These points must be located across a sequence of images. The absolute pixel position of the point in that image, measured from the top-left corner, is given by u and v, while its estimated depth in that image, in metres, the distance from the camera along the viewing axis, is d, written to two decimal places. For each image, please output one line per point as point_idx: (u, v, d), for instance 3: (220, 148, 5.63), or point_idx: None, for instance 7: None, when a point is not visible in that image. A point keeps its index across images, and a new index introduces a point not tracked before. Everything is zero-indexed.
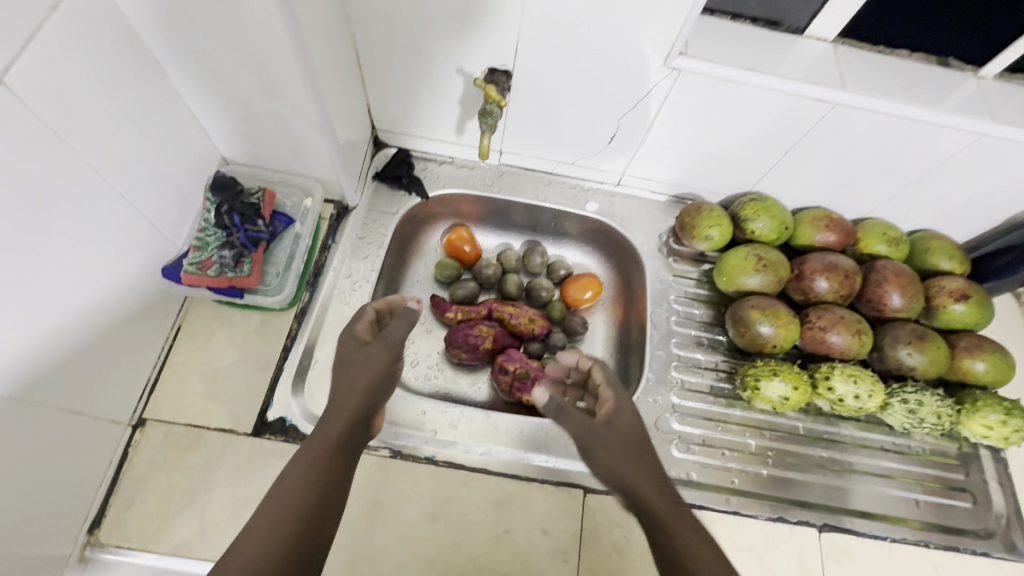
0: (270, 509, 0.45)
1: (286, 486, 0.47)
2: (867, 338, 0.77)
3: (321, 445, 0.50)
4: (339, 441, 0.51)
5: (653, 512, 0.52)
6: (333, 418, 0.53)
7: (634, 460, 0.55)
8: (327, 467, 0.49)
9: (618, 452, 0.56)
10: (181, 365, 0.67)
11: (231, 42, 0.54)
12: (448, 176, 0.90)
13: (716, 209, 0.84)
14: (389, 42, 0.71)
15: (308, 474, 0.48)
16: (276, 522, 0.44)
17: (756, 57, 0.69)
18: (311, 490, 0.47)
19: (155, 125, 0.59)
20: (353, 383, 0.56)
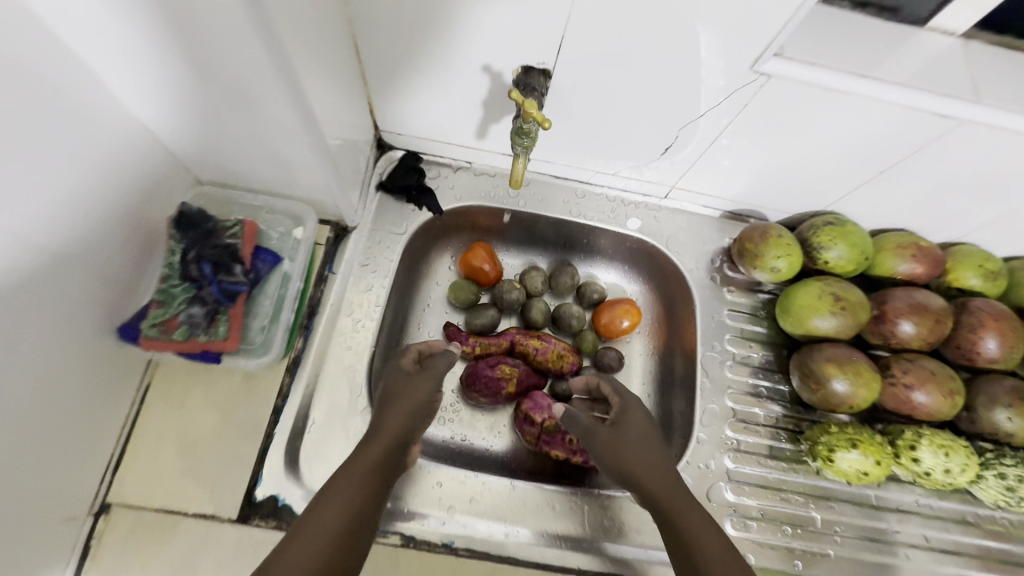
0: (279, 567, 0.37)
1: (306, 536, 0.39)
2: (959, 398, 0.65)
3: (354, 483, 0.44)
4: (372, 482, 0.45)
5: (659, 495, 0.51)
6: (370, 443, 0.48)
7: (654, 459, 0.54)
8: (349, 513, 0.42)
9: (637, 449, 0.55)
10: (151, 435, 0.56)
11: (184, 47, 0.40)
12: (465, 186, 0.76)
13: (785, 235, 0.70)
14: (396, 31, 0.55)
15: (342, 504, 0.42)
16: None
17: (867, 59, 0.53)
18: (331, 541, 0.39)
19: (92, 152, 0.46)
20: (398, 408, 0.51)
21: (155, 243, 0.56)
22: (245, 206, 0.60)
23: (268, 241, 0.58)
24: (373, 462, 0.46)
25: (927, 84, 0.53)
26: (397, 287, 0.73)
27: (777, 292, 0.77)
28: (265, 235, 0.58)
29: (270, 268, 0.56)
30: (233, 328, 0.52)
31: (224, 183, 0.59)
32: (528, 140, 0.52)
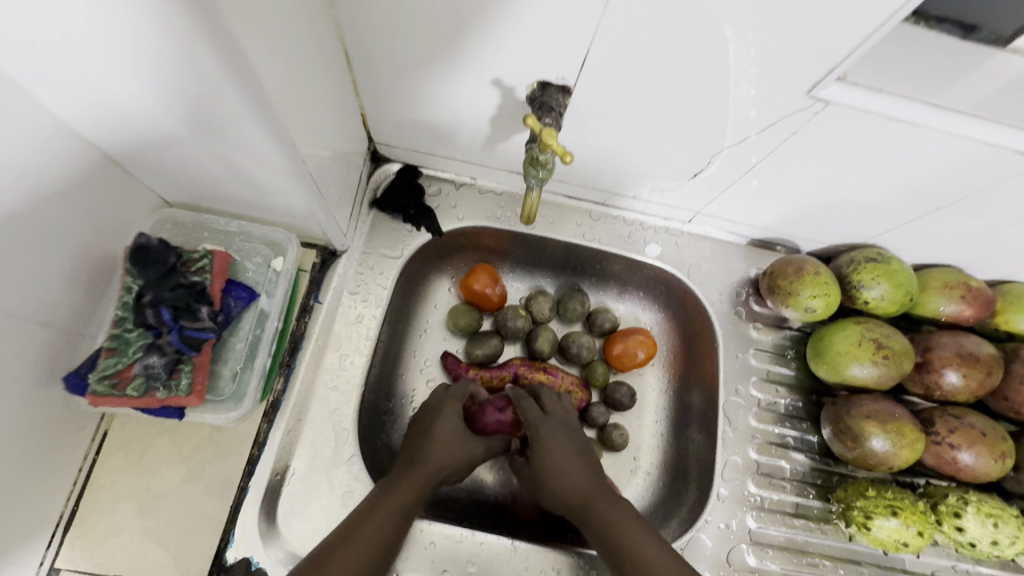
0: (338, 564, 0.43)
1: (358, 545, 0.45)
2: (1009, 460, 0.59)
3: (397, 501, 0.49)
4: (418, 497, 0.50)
5: (582, 512, 0.52)
6: (401, 484, 0.50)
7: (575, 466, 0.54)
8: (390, 523, 0.48)
9: (556, 458, 0.54)
10: (110, 491, 0.50)
11: (135, 62, 0.33)
12: (468, 205, 0.69)
13: (822, 271, 0.64)
14: (394, 37, 0.48)
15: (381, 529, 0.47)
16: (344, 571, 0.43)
17: (936, 84, 0.46)
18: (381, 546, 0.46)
19: (34, 179, 0.38)
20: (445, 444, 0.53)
21: (109, 276, 0.49)
22: (218, 232, 0.54)
23: (243, 276, 0.52)
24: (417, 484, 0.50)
25: (1003, 117, 0.46)
26: (390, 310, 0.65)
27: (806, 330, 0.70)
28: (240, 267, 0.52)
29: (244, 306, 0.49)
30: (198, 381, 0.45)
31: (193, 207, 0.53)
32: (543, 171, 0.46)
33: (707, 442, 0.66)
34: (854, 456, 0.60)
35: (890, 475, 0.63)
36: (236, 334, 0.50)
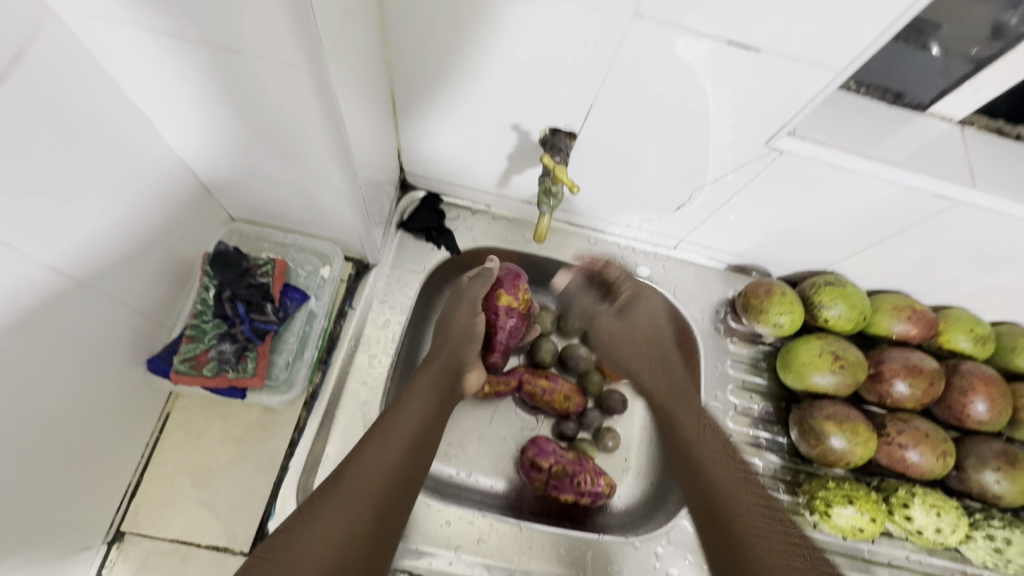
0: (351, 477, 0.50)
1: (376, 458, 0.52)
2: (950, 459, 0.68)
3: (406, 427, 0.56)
4: (420, 424, 0.58)
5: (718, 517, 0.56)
6: (394, 425, 0.56)
7: (706, 437, 0.64)
8: (394, 471, 0.53)
9: (674, 412, 0.67)
10: (169, 466, 0.57)
11: (247, 107, 0.44)
12: (482, 228, 0.78)
13: (788, 292, 0.74)
14: (434, 87, 0.59)
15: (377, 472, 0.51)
16: (364, 480, 0.50)
17: (871, 139, 0.58)
18: (395, 459, 0.53)
19: (148, 193, 0.49)
20: (414, 404, 0.59)
21: (190, 275, 0.58)
22: (276, 243, 0.63)
23: (296, 279, 0.60)
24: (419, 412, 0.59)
25: (924, 166, 0.57)
26: (412, 320, 0.73)
27: (777, 345, 0.79)
28: (293, 272, 0.61)
29: (298, 305, 0.58)
30: (261, 365, 0.53)
31: (256, 219, 0.62)
32: (554, 200, 0.55)
33: None
34: (819, 451, 0.68)
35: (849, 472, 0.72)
36: (290, 330, 0.58)
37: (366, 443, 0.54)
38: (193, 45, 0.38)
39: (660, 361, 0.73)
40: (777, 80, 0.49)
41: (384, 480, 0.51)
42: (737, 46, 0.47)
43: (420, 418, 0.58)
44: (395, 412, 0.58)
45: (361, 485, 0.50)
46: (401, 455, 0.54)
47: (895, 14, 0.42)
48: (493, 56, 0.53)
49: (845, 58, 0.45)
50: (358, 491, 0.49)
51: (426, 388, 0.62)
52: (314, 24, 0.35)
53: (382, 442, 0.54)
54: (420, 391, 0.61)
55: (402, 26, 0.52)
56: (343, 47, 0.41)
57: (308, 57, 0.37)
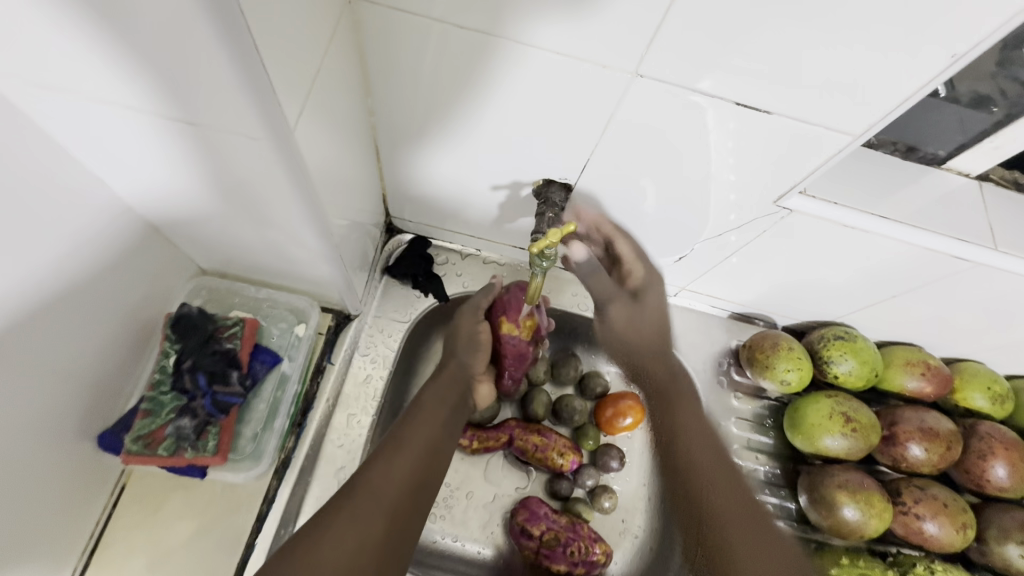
0: (370, 487, 0.46)
1: (391, 465, 0.48)
2: (971, 531, 0.63)
3: (418, 439, 0.52)
4: (436, 436, 0.54)
5: None
6: (408, 435, 0.51)
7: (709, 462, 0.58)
8: (407, 485, 0.48)
9: (680, 423, 0.62)
10: (122, 545, 0.52)
11: (208, 172, 0.40)
12: (473, 273, 0.73)
13: (795, 346, 0.70)
14: (420, 137, 0.55)
15: (390, 482, 0.47)
16: (377, 492, 0.46)
17: (884, 196, 0.54)
18: (411, 469, 0.49)
19: (102, 259, 0.45)
20: (430, 413, 0.55)
21: (150, 337, 0.55)
22: (248, 298, 0.60)
23: (268, 339, 0.59)
24: (432, 425, 0.54)
25: (938, 226, 0.54)
26: (397, 366, 0.68)
27: (783, 400, 0.75)
28: (266, 332, 0.59)
29: (268, 369, 0.56)
30: (222, 442, 0.52)
31: (226, 273, 0.59)
32: (547, 261, 0.51)
33: None
34: (829, 521, 0.64)
35: (865, 544, 0.67)
36: (259, 396, 0.56)
37: (381, 453, 0.49)
38: (145, 115, 0.35)
39: (661, 329, 0.66)
40: (784, 141, 0.46)
41: (401, 489, 0.47)
42: (745, 107, 0.44)
43: (434, 430, 0.54)
44: (411, 422, 0.53)
45: (374, 497, 0.45)
46: (415, 465, 0.49)
47: (911, 81, 0.39)
48: (480, 110, 0.50)
49: (861, 124, 0.43)
50: (375, 505, 0.45)
51: (432, 401, 0.57)
52: (273, 94, 0.32)
53: (396, 451, 0.49)
54: (428, 403, 0.56)
55: (385, 76, 0.48)
56: (313, 108, 0.38)
57: (270, 127, 0.34)
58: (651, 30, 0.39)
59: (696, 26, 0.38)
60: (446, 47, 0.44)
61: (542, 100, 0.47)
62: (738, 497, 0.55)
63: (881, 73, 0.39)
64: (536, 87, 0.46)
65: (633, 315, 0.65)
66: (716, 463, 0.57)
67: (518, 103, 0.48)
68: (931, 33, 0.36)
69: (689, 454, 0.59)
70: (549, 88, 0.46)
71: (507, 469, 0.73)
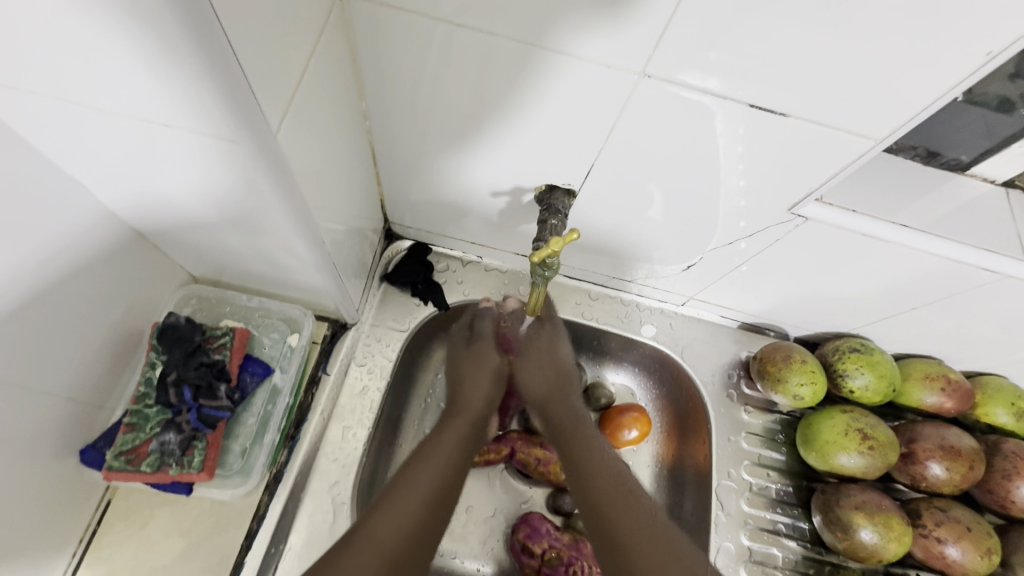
0: (371, 536, 0.44)
1: (396, 510, 0.47)
2: (996, 556, 0.60)
3: (429, 480, 0.50)
4: (444, 478, 0.51)
5: None
6: (415, 480, 0.49)
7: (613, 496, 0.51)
8: (412, 532, 0.46)
9: (583, 463, 0.55)
10: (105, 564, 0.50)
11: (190, 177, 0.38)
12: (474, 281, 0.71)
13: (808, 359, 0.67)
14: (417, 143, 0.54)
15: (395, 527, 0.46)
16: (377, 540, 0.44)
17: (903, 204, 0.52)
18: (416, 515, 0.47)
19: (84, 269, 0.44)
20: (434, 456, 0.53)
21: (137, 349, 0.53)
22: (239, 306, 0.59)
23: (260, 350, 0.57)
24: (442, 465, 0.52)
25: (960, 235, 0.51)
26: (395, 377, 0.65)
27: (795, 415, 0.72)
28: (257, 342, 0.57)
29: (258, 381, 0.55)
30: (209, 459, 0.50)
31: (217, 281, 0.58)
32: (549, 271, 0.49)
33: (701, 526, 0.67)
34: (844, 542, 0.61)
35: (881, 568, 0.65)
36: (248, 410, 0.55)
37: (385, 495, 0.48)
38: (118, 117, 0.33)
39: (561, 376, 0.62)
40: (797, 144, 0.44)
41: (402, 537, 0.45)
42: (759, 110, 0.42)
43: (445, 473, 0.52)
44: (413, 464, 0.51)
45: (374, 546, 0.44)
46: (419, 510, 0.48)
47: (936, 81, 0.36)
48: (478, 113, 0.48)
49: (884, 129, 0.40)
50: (376, 556, 0.43)
51: (445, 441, 0.55)
52: (252, 96, 0.30)
53: (403, 493, 0.48)
54: (440, 444, 0.54)
55: (380, 79, 0.47)
56: (300, 114, 0.36)
57: (250, 129, 0.32)
58: (658, 28, 0.36)
59: (703, 23, 0.36)
60: (441, 46, 0.42)
61: (541, 102, 0.45)
62: (638, 518, 0.50)
63: (901, 73, 0.36)
64: (535, 89, 0.44)
65: (544, 364, 0.62)
66: (619, 493, 0.52)
67: (517, 105, 0.46)
68: (957, 28, 0.33)
69: (586, 488, 0.53)
70: (549, 90, 0.44)
71: (507, 484, 0.71)
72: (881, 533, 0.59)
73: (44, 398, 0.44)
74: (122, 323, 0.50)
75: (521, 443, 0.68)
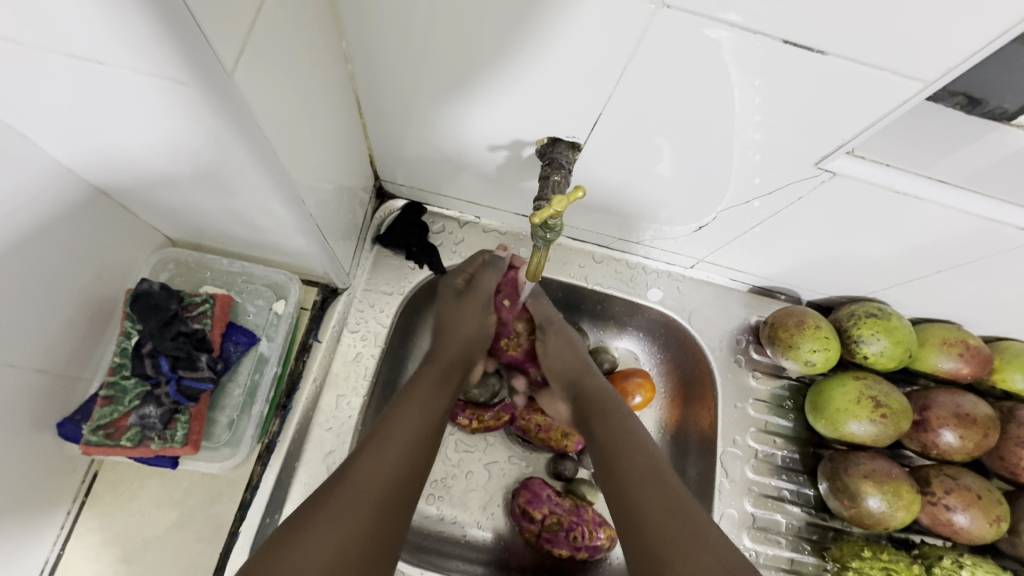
0: (356, 478, 0.43)
1: (381, 454, 0.45)
2: (1005, 522, 0.59)
3: (408, 429, 0.48)
4: (425, 427, 0.49)
5: None
6: (398, 424, 0.48)
7: (642, 447, 0.50)
8: (405, 467, 0.46)
9: (607, 418, 0.54)
10: (97, 535, 0.50)
11: (143, 125, 0.34)
12: (471, 243, 0.67)
13: (823, 324, 0.64)
14: (406, 89, 0.48)
15: (383, 460, 0.45)
16: (365, 480, 0.43)
17: (941, 159, 0.47)
18: (400, 461, 0.46)
19: (42, 236, 0.41)
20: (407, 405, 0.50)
21: (111, 317, 0.51)
22: (221, 272, 0.55)
23: (244, 318, 0.55)
24: (421, 410, 0.50)
25: (998, 191, 0.47)
26: (390, 342, 0.62)
27: (805, 380, 0.70)
28: (241, 309, 0.55)
29: (243, 350, 0.53)
30: (193, 433, 0.48)
31: (197, 245, 0.54)
32: (551, 233, 0.45)
33: (704, 492, 0.66)
34: (849, 506, 0.60)
35: (885, 533, 0.64)
36: (233, 379, 0.53)
37: (366, 443, 0.46)
38: (48, 54, 0.28)
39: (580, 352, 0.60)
40: (830, 88, 0.39)
41: (388, 478, 0.44)
42: (794, 47, 0.36)
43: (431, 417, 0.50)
44: (394, 411, 0.49)
45: (362, 486, 0.43)
46: (401, 464, 0.45)
47: (1009, 6, 0.31)
48: (472, 56, 0.43)
49: (935, 69, 0.35)
50: (363, 498, 0.42)
51: (427, 389, 0.53)
52: (198, 28, 0.25)
53: (387, 438, 0.46)
54: (418, 393, 0.52)
55: (362, 12, 0.41)
56: (263, 54, 0.31)
57: (194, 63, 0.27)
58: None
59: None
60: None
61: (545, 42, 0.40)
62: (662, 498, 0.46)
63: (951, 8, 0.32)
64: (536, 22, 0.39)
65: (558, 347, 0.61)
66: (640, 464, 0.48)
67: (514, 44, 0.41)
68: None
69: (618, 447, 0.50)
70: (559, 29, 0.39)
71: (508, 449, 0.69)
72: (888, 500, 0.58)
73: (12, 374, 0.41)
74: (91, 291, 0.47)
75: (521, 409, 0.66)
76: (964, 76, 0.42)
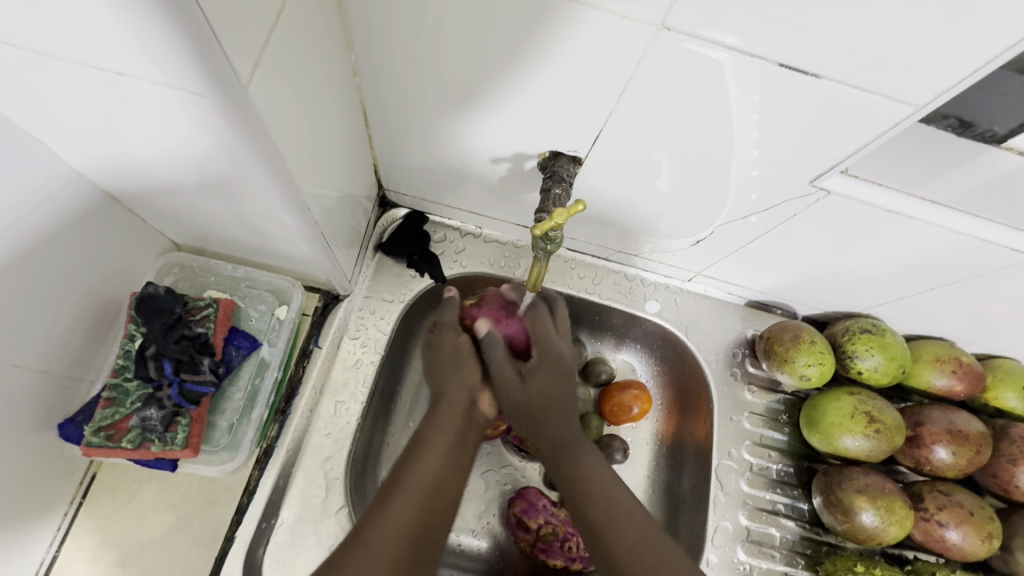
0: (369, 545, 0.43)
1: (394, 516, 0.45)
2: (997, 539, 0.59)
3: (422, 485, 0.48)
4: (440, 479, 0.49)
5: None
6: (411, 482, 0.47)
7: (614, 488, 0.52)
8: (416, 519, 0.46)
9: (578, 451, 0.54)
10: (92, 538, 0.50)
11: (157, 134, 0.35)
12: (471, 252, 0.68)
13: (818, 339, 0.64)
14: (412, 102, 0.49)
15: (398, 525, 0.45)
16: (376, 546, 0.43)
17: (934, 179, 0.48)
18: (413, 520, 0.46)
19: (52, 238, 0.41)
20: (427, 458, 0.50)
21: (115, 320, 0.51)
22: (225, 276, 0.56)
23: (247, 323, 0.55)
24: (436, 464, 0.50)
25: (987, 211, 0.48)
26: (389, 350, 0.63)
27: (800, 395, 0.70)
28: (244, 314, 0.56)
29: (245, 355, 0.54)
30: (193, 435, 0.49)
31: (201, 250, 0.55)
32: (551, 245, 0.45)
33: (698, 505, 0.67)
34: (842, 520, 0.60)
35: (878, 549, 0.64)
36: (234, 384, 0.53)
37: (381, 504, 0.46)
38: (69, 65, 0.29)
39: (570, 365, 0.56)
40: (824, 110, 0.40)
41: (402, 541, 0.44)
42: (789, 70, 0.38)
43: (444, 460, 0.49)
44: (407, 466, 0.49)
45: (373, 553, 0.43)
46: (420, 511, 0.46)
47: (993, 35, 0.32)
48: (476, 73, 0.44)
49: (925, 95, 0.37)
50: (376, 562, 0.42)
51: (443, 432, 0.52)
52: (217, 45, 0.26)
53: (399, 500, 0.46)
54: (434, 443, 0.51)
55: (371, 27, 0.42)
56: (276, 68, 0.32)
57: (211, 78, 0.28)
58: None
59: None
60: None
61: (551, 59, 0.41)
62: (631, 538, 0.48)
63: (936, 38, 0.33)
64: (541, 41, 0.40)
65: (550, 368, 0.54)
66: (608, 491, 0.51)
67: (519, 61, 0.42)
68: None
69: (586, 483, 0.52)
70: (564, 48, 0.40)
71: (505, 459, 0.70)
72: (880, 514, 0.58)
73: (15, 375, 0.42)
74: (96, 294, 0.48)
75: (518, 418, 0.67)
76: (954, 101, 0.43)
